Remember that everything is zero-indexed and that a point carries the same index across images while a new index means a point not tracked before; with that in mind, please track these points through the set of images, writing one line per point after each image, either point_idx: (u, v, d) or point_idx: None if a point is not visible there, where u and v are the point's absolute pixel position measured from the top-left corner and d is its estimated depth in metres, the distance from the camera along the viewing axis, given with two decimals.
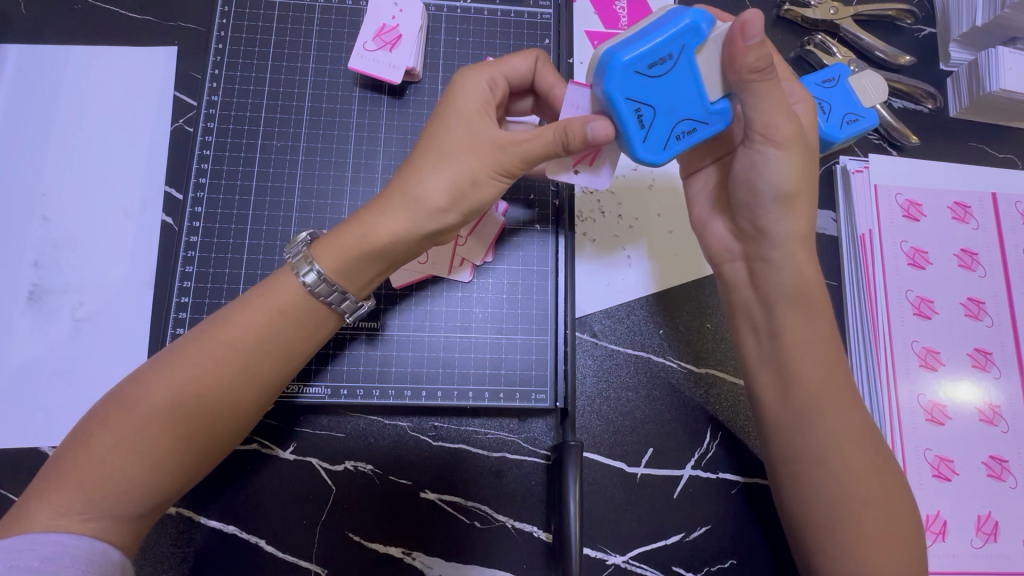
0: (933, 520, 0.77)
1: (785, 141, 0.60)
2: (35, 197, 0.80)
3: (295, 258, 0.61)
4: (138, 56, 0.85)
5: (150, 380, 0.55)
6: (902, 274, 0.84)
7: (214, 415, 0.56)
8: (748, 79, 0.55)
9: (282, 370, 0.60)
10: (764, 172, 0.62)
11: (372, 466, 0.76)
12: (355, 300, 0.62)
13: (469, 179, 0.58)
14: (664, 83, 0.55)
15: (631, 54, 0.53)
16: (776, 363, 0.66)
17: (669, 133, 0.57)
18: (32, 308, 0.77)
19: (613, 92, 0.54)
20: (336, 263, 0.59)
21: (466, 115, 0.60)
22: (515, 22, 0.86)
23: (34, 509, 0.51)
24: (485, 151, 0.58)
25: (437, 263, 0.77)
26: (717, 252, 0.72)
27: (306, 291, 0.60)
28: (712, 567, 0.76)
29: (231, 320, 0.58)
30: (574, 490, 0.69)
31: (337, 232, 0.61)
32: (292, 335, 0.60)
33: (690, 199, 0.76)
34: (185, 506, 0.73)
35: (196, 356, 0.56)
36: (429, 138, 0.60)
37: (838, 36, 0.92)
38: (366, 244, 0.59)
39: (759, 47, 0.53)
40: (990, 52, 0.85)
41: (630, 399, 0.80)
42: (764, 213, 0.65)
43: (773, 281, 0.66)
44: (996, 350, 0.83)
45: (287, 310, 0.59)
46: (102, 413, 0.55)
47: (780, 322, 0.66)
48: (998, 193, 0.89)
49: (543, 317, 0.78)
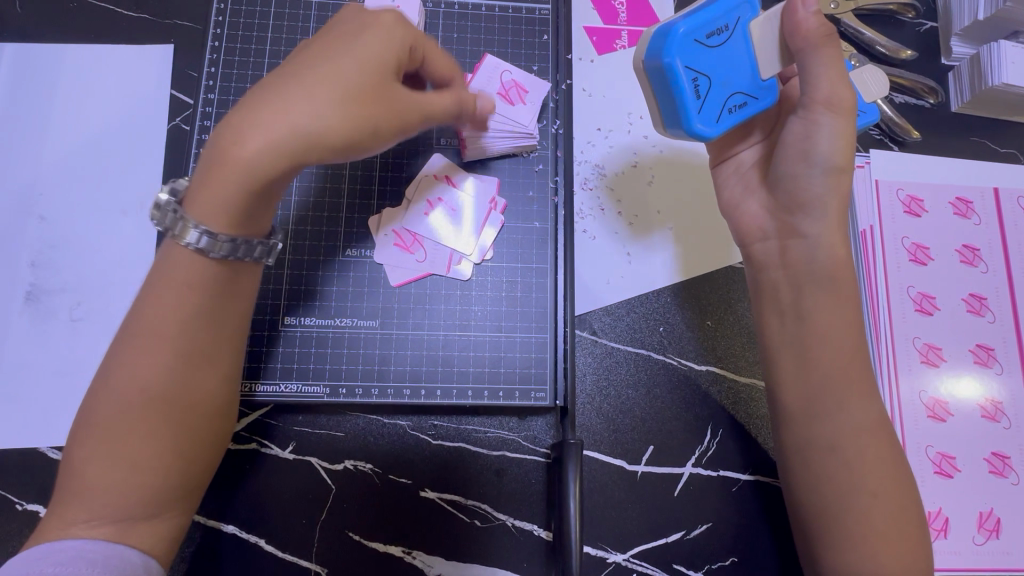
0: (935, 518, 0.77)
1: (842, 109, 0.61)
2: (33, 197, 0.80)
3: (172, 226, 0.54)
4: (135, 54, 0.85)
5: (100, 394, 0.54)
6: (904, 270, 0.84)
7: (176, 402, 0.55)
8: (820, 40, 0.59)
9: (214, 343, 0.57)
10: (817, 142, 0.62)
11: (372, 465, 0.75)
12: (266, 242, 0.58)
13: (369, 127, 0.55)
14: (718, 56, 0.61)
15: (687, 27, 0.59)
16: (799, 348, 0.67)
17: (722, 106, 0.62)
18: (30, 308, 0.77)
19: (674, 57, 0.59)
20: (224, 218, 0.53)
21: (367, 55, 0.56)
22: (513, 18, 0.85)
23: (53, 519, 0.52)
24: (386, 99, 0.56)
25: (435, 262, 0.77)
26: (751, 231, 0.71)
27: (194, 251, 0.54)
28: (712, 565, 0.75)
29: (147, 309, 0.55)
30: (574, 489, 0.69)
31: (207, 178, 0.53)
32: (213, 301, 0.56)
33: (719, 184, 0.75)
34: (208, 515, 0.72)
35: (131, 353, 0.54)
36: (322, 70, 0.55)
37: (839, 30, 0.91)
38: (251, 188, 0.53)
39: (818, 16, 0.58)
40: (992, 46, 0.85)
41: (630, 396, 0.79)
42: (809, 184, 0.64)
43: (807, 257, 0.66)
44: (998, 346, 0.83)
45: (193, 283, 0.55)
46: (75, 429, 0.54)
47: (808, 304, 0.66)
48: (1000, 189, 0.88)
49: (542, 315, 0.78)
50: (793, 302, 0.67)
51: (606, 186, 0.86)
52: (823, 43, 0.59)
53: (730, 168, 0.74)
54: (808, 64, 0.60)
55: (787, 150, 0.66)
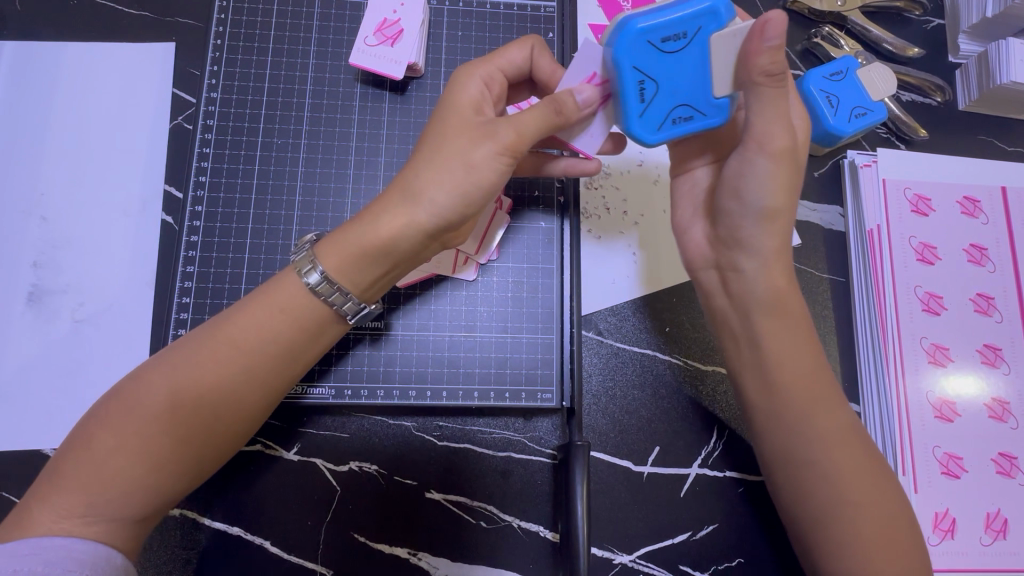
0: (942, 518, 0.77)
1: (777, 152, 0.58)
2: (34, 198, 0.79)
3: (299, 258, 0.60)
4: (136, 52, 0.84)
5: (149, 378, 0.55)
6: (911, 269, 0.83)
7: (215, 416, 0.55)
8: (756, 79, 0.53)
9: (281, 372, 0.59)
10: (747, 183, 0.60)
11: (377, 466, 0.75)
12: (359, 302, 0.60)
13: (465, 163, 0.56)
14: (674, 63, 0.56)
15: (645, 23, 0.55)
16: (763, 372, 0.65)
17: (667, 114, 0.59)
18: (32, 309, 0.76)
19: (621, 57, 0.56)
20: (340, 262, 0.58)
21: (460, 104, 0.60)
22: (518, 16, 0.84)
23: (37, 512, 0.51)
24: (479, 131, 0.57)
25: (442, 262, 0.76)
26: (694, 258, 0.70)
27: (308, 290, 0.59)
28: (718, 566, 0.75)
29: (232, 320, 0.57)
30: (581, 490, 0.69)
31: (344, 230, 0.60)
32: (297, 332, 0.59)
33: (675, 199, 0.72)
34: (189, 508, 0.72)
35: (199, 355, 0.55)
36: (438, 143, 0.58)
37: (846, 28, 0.91)
38: (366, 243, 0.58)
39: (775, 52, 0.52)
40: (1000, 44, 0.84)
41: (636, 397, 0.79)
42: (743, 223, 0.62)
43: (748, 290, 0.65)
44: (1006, 346, 0.82)
45: (289, 309, 0.58)
46: (100, 415, 0.54)
47: (760, 329, 0.65)
48: (1007, 187, 0.88)
49: (548, 316, 0.77)
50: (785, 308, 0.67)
51: (612, 186, 0.85)
52: (762, 82, 0.54)
53: (685, 184, 0.71)
54: (751, 100, 0.56)
55: (723, 182, 0.63)
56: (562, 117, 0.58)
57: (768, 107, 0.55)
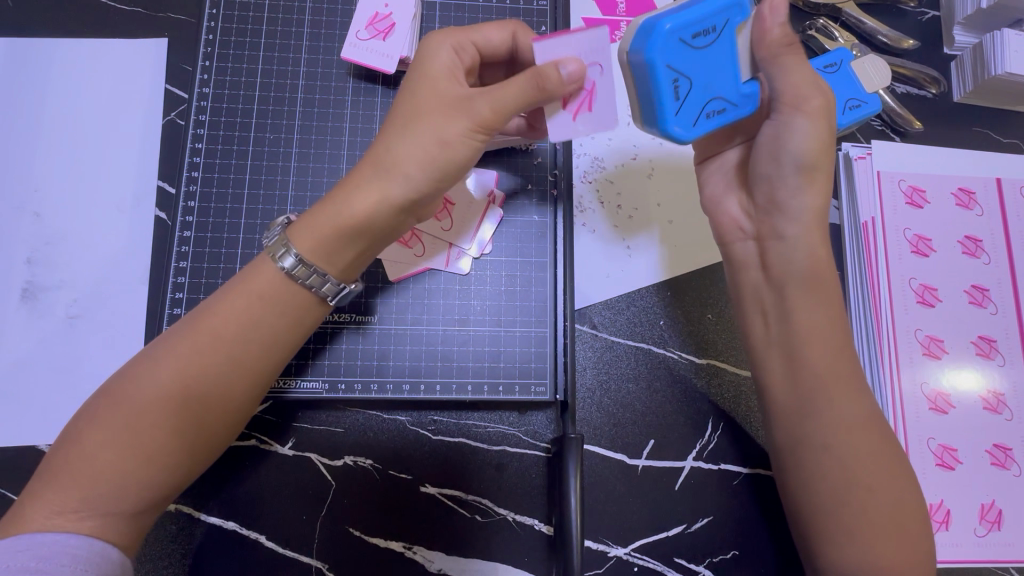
0: (937, 510, 0.77)
1: (815, 110, 0.60)
2: (28, 194, 0.79)
3: (273, 242, 0.60)
4: (128, 48, 0.84)
5: (139, 373, 0.55)
6: (906, 261, 0.83)
7: (205, 406, 0.55)
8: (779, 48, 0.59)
9: (269, 362, 0.59)
10: (793, 139, 0.61)
11: (371, 460, 0.75)
12: (338, 283, 0.61)
13: (439, 139, 0.57)
14: (703, 60, 0.57)
15: (677, 21, 0.54)
16: (787, 346, 0.65)
17: (702, 109, 0.59)
18: (27, 306, 0.76)
19: (659, 54, 0.55)
20: (314, 244, 0.58)
21: (433, 79, 0.60)
22: (510, 9, 0.84)
23: (32, 507, 0.51)
24: (455, 108, 0.58)
25: (433, 254, 0.77)
26: (729, 230, 0.71)
27: (285, 275, 0.59)
28: (713, 558, 0.75)
29: (212, 311, 0.57)
30: (574, 482, 0.69)
31: (318, 209, 0.59)
32: (277, 316, 0.59)
33: (704, 182, 0.75)
34: (184, 503, 0.72)
35: (182, 349, 0.55)
36: (407, 117, 0.58)
37: (840, 20, 0.90)
38: (343, 222, 0.58)
39: (785, 28, 0.59)
40: (994, 35, 0.83)
41: (631, 390, 0.79)
42: (784, 184, 0.64)
43: (786, 259, 0.66)
44: (1000, 338, 0.82)
45: (267, 295, 0.58)
46: (91, 410, 0.54)
47: (792, 303, 0.65)
48: (1003, 179, 0.87)
49: (541, 309, 0.77)
50: (775, 303, 0.67)
51: (606, 180, 0.85)
52: (784, 51, 0.59)
53: (715, 166, 0.74)
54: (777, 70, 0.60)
55: (762, 151, 0.65)
56: (546, 85, 0.56)
57: (797, 70, 0.59)
